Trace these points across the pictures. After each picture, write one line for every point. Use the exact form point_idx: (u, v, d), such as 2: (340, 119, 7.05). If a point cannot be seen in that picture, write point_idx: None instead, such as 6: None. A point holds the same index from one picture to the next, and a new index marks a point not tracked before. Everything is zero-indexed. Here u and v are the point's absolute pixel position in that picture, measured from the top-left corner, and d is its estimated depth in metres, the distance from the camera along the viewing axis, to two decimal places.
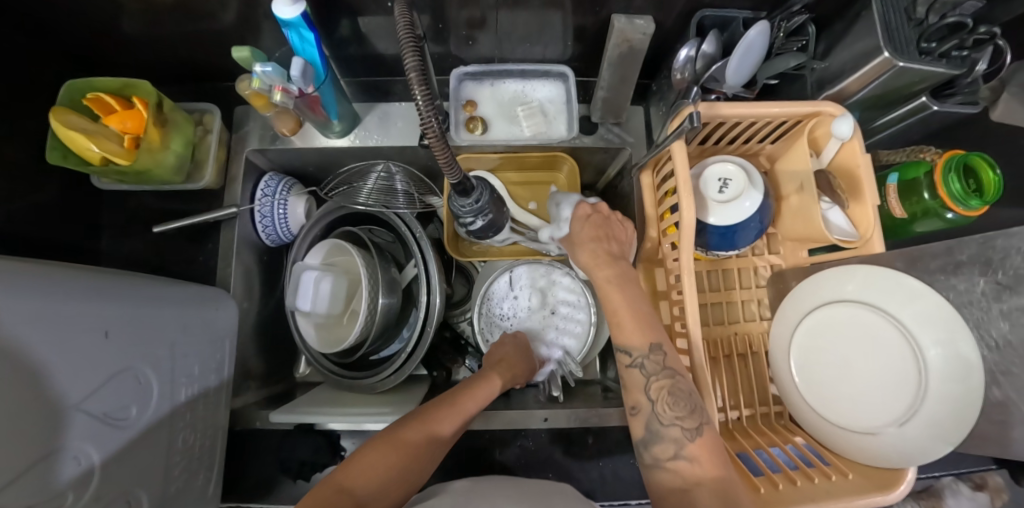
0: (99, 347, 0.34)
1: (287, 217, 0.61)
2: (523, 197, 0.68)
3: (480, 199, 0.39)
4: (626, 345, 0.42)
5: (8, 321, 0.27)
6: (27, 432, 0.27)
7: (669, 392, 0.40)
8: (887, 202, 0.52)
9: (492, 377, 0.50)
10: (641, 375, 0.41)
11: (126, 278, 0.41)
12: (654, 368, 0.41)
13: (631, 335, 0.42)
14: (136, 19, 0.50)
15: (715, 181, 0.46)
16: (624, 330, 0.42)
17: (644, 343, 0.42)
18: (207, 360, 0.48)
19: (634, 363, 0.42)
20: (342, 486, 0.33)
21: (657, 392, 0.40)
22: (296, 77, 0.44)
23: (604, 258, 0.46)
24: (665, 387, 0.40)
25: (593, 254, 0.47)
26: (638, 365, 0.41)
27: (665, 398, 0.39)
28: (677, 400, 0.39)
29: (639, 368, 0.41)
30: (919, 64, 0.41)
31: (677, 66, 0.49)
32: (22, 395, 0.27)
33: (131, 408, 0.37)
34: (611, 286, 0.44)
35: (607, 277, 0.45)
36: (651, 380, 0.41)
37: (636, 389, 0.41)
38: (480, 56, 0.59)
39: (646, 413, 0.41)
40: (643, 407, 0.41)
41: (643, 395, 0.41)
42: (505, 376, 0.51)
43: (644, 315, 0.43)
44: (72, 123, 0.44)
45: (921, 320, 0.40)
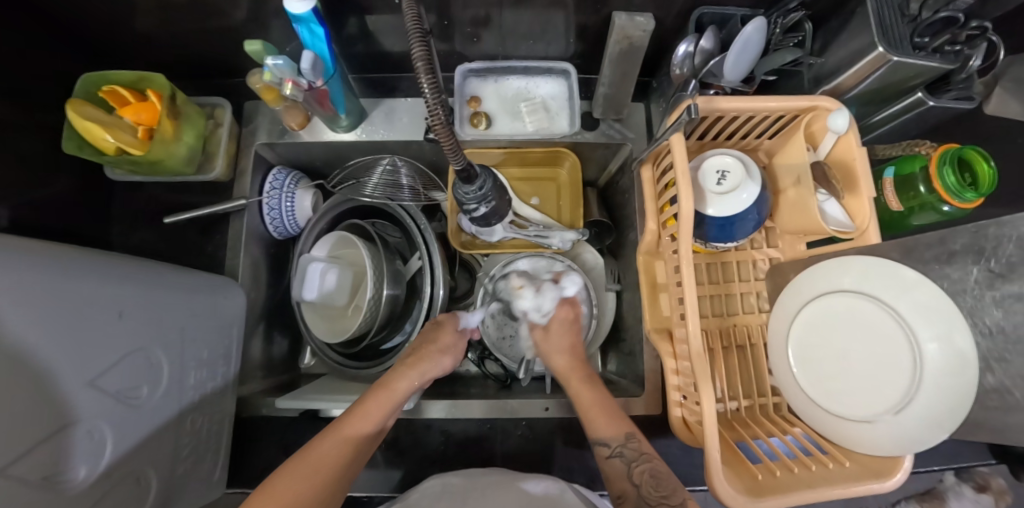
0: (113, 327, 0.35)
1: (294, 210, 0.63)
2: (526, 193, 0.69)
3: (483, 187, 0.40)
4: (605, 437, 0.44)
5: (27, 297, 0.28)
6: (40, 404, 0.28)
7: (650, 476, 0.40)
8: (884, 195, 0.53)
9: (399, 382, 0.47)
10: (623, 464, 0.42)
11: (138, 263, 0.42)
12: (632, 455, 0.42)
13: (604, 427, 0.45)
14: (151, 15, 0.52)
15: (713, 173, 0.47)
16: (596, 421, 0.45)
17: (617, 433, 0.44)
18: (215, 346, 0.49)
19: (614, 453, 0.43)
20: None
21: (640, 476, 0.41)
22: (306, 70, 0.45)
23: (569, 366, 0.53)
24: (645, 471, 0.41)
25: (564, 361, 0.54)
26: (617, 455, 0.43)
27: (648, 481, 0.40)
28: (659, 481, 0.40)
29: (618, 458, 0.42)
30: (914, 57, 0.42)
31: (677, 61, 0.50)
32: (39, 368, 0.28)
33: (142, 387, 0.38)
34: (583, 386, 0.50)
35: (581, 379, 0.51)
36: (632, 467, 0.41)
37: (619, 478, 0.42)
38: (484, 53, 0.60)
39: (631, 499, 0.40)
40: (628, 495, 0.40)
41: (627, 483, 0.41)
42: (416, 374, 0.48)
43: (615, 414, 0.46)
44: (88, 114, 0.46)
45: (918, 310, 0.40)
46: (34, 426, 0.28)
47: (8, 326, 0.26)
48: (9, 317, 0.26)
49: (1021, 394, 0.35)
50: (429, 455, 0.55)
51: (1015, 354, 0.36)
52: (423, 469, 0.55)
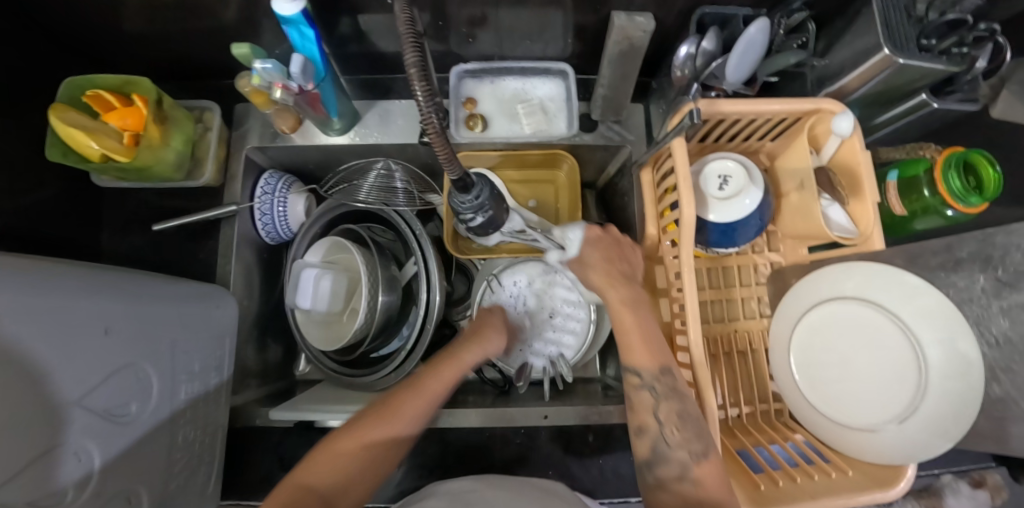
0: (99, 344, 0.34)
1: (286, 214, 0.61)
2: (523, 195, 0.67)
3: (481, 196, 0.38)
4: (639, 365, 0.43)
5: (13, 316, 0.27)
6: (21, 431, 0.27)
7: (678, 415, 0.40)
8: (887, 198, 0.52)
9: (466, 354, 0.49)
10: (651, 397, 0.41)
11: (126, 275, 0.41)
12: (664, 389, 0.41)
13: (643, 357, 0.43)
14: (136, 16, 0.50)
15: (715, 178, 0.46)
16: (635, 351, 0.43)
17: (654, 364, 0.42)
18: (207, 357, 0.48)
19: (644, 385, 0.42)
20: (303, 484, 0.33)
21: (667, 414, 0.40)
22: (296, 73, 0.44)
23: (609, 281, 0.47)
24: (673, 411, 0.40)
25: (603, 277, 0.48)
26: (648, 387, 0.42)
27: (673, 420, 0.40)
28: (685, 421, 0.39)
29: (648, 390, 0.42)
30: (919, 60, 0.42)
31: (678, 63, 0.48)
32: (23, 391, 0.27)
33: (131, 404, 0.37)
34: (625, 307, 0.45)
35: (623, 299, 0.46)
36: (660, 401, 0.41)
37: (643, 410, 0.42)
38: (481, 53, 0.59)
39: (652, 433, 0.41)
40: (649, 428, 0.41)
41: (650, 416, 0.41)
42: (478, 353, 0.50)
43: (659, 347, 0.43)
44: (73, 120, 0.45)
45: (920, 316, 0.40)
46: (16, 454, 0.27)
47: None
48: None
49: None
50: (427, 464, 0.55)
51: (1020, 364, 0.35)
52: (421, 479, 0.54)
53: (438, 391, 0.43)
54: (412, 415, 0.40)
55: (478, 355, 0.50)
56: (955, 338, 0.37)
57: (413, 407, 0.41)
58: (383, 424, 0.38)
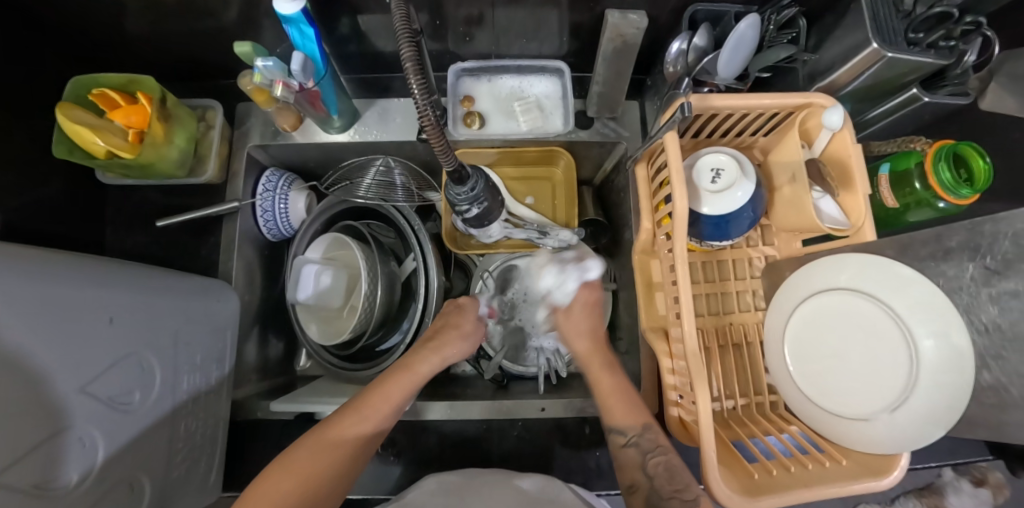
0: (103, 333, 0.35)
1: (288, 211, 0.62)
2: (521, 192, 0.68)
3: (476, 188, 0.38)
4: (623, 425, 0.45)
5: (20, 302, 0.28)
6: (26, 413, 0.28)
7: (664, 468, 0.42)
8: (880, 191, 0.52)
9: (421, 363, 0.48)
10: (638, 454, 0.43)
11: (130, 268, 0.42)
12: (649, 447, 0.44)
13: (622, 417, 0.46)
14: (140, 16, 0.52)
15: (708, 171, 0.47)
16: (615, 415, 0.46)
17: (635, 423, 0.45)
18: (209, 350, 0.49)
19: (630, 443, 0.44)
20: None
21: (655, 468, 0.42)
22: (297, 71, 0.45)
23: (590, 351, 0.53)
24: (660, 463, 0.42)
25: (586, 345, 0.54)
26: (633, 445, 0.44)
27: (663, 473, 0.41)
28: (672, 475, 0.41)
29: (634, 448, 0.44)
30: (907, 54, 0.42)
31: (670, 58, 0.50)
32: (29, 376, 0.28)
33: (134, 393, 0.38)
34: (603, 371, 0.51)
35: (601, 365, 0.52)
36: (647, 457, 0.43)
37: (632, 468, 0.43)
38: (478, 52, 0.60)
39: (643, 490, 0.41)
40: (640, 485, 0.42)
41: (639, 473, 0.42)
42: (434, 359, 0.50)
43: (637, 406, 0.47)
44: (78, 117, 0.46)
45: (917, 309, 0.40)
46: (23, 436, 0.27)
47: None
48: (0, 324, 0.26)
49: (1018, 391, 0.35)
50: (425, 456, 0.55)
51: (1011, 351, 0.36)
52: (420, 471, 0.54)
53: (402, 394, 0.45)
54: (382, 416, 0.43)
55: (434, 362, 0.49)
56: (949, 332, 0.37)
57: (383, 410, 0.43)
58: (351, 427, 0.41)
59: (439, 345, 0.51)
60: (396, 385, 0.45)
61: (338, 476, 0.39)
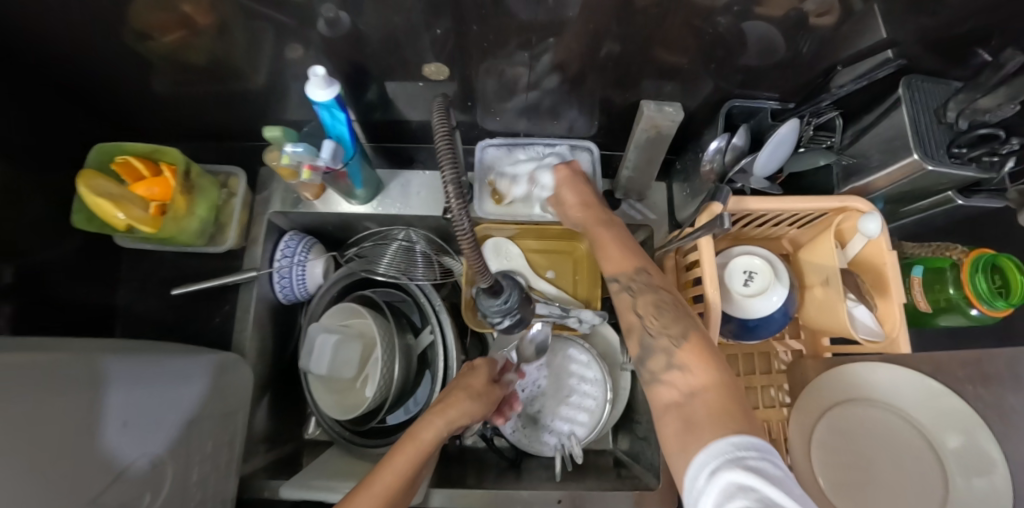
0: (113, 437, 0.34)
1: (305, 277, 0.61)
2: (541, 265, 0.64)
3: (509, 300, 0.37)
4: (615, 273, 0.43)
5: (24, 415, 0.28)
6: None
7: (655, 307, 0.40)
8: (912, 294, 0.51)
9: (424, 430, 0.42)
10: (628, 297, 0.42)
11: (151, 358, 0.42)
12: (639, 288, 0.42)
13: (614, 262, 0.44)
14: (169, 79, 0.52)
15: (740, 273, 0.46)
16: (610, 259, 0.44)
17: (627, 268, 0.43)
18: (220, 434, 0.47)
19: (623, 288, 0.43)
20: None
21: (644, 307, 0.40)
22: (326, 158, 0.44)
23: (591, 216, 0.48)
24: (652, 302, 0.40)
25: (575, 199, 0.49)
26: (626, 289, 0.42)
27: (651, 311, 0.39)
28: (662, 311, 0.39)
29: (626, 291, 0.42)
30: (949, 168, 0.42)
31: (707, 156, 0.48)
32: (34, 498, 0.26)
33: (145, 495, 0.36)
34: (599, 226, 0.47)
35: (595, 218, 0.47)
36: (637, 297, 0.41)
37: (626, 311, 0.42)
38: (505, 127, 0.60)
39: (637, 330, 0.40)
40: (635, 326, 0.41)
41: (633, 315, 0.41)
42: (440, 419, 0.44)
43: (636, 250, 0.44)
44: (100, 188, 0.45)
45: (940, 422, 0.42)
46: None
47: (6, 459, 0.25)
48: (7, 443, 0.25)
49: None
50: None
51: None
52: None
53: (409, 465, 0.39)
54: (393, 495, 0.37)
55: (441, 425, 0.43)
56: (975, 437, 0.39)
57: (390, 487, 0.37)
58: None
59: (448, 406, 0.45)
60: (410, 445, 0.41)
61: None
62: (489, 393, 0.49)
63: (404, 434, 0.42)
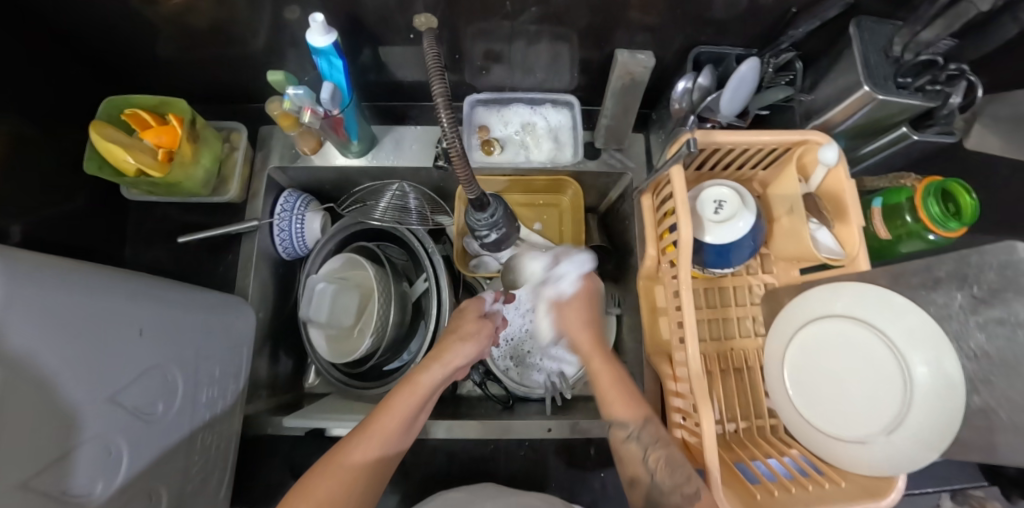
0: (134, 344, 0.36)
1: (303, 232, 0.64)
2: (529, 217, 0.71)
3: (495, 214, 0.41)
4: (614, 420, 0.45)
5: (58, 317, 0.29)
6: (53, 425, 0.28)
7: (666, 462, 0.41)
8: (873, 224, 0.55)
9: (422, 376, 0.44)
10: (638, 448, 0.43)
11: (163, 283, 0.44)
12: (649, 440, 0.43)
13: (623, 410, 0.45)
14: (172, 42, 0.54)
15: (710, 203, 0.50)
16: (616, 405, 0.45)
17: (636, 416, 0.44)
18: (227, 364, 0.50)
19: (631, 437, 0.44)
20: None
21: (656, 463, 0.41)
22: (326, 100, 0.48)
23: (591, 344, 0.50)
24: (663, 457, 0.41)
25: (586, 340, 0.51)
26: (635, 438, 0.43)
27: (664, 467, 0.41)
28: (675, 467, 0.40)
29: (635, 442, 0.43)
30: (897, 97, 0.46)
31: (676, 96, 0.54)
32: (54, 386, 0.28)
33: (158, 403, 0.39)
34: (604, 373, 0.48)
35: (603, 361, 0.49)
36: (648, 451, 0.42)
37: (634, 462, 0.43)
38: (492, 84, 0.63)
39: (644, 485, 0.41)
40: (643, 480, 0.42)
41: (642, 468, 0.42)
42: (441, 368, 0.45)
43: (636, 399, 0.46)
44: (110, 136, 0.48)
45: (909, 336, 0.42)
46: (46, 446, 0.27)
47: (33, 347, 0.27)
48: (37, 334, 0.27)
49: (1007, 414, 0.37)
50: (434, 475, 0.56)
51: (1000, 377, 0.38)
52: (427, 490, 0.55)
53: (407, 413, 0.42)
54: (388, 439, 0.41)
55: (441, 373, 0.45)
56: (941, 361, 0.40)
57: (388, 433, 0.41)
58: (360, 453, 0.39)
59: (442, 354, 0.46)
60: (405, 396, 0.43)
61: None
62: (482, 331, 0.50)
63: (403, 379, 0.44)
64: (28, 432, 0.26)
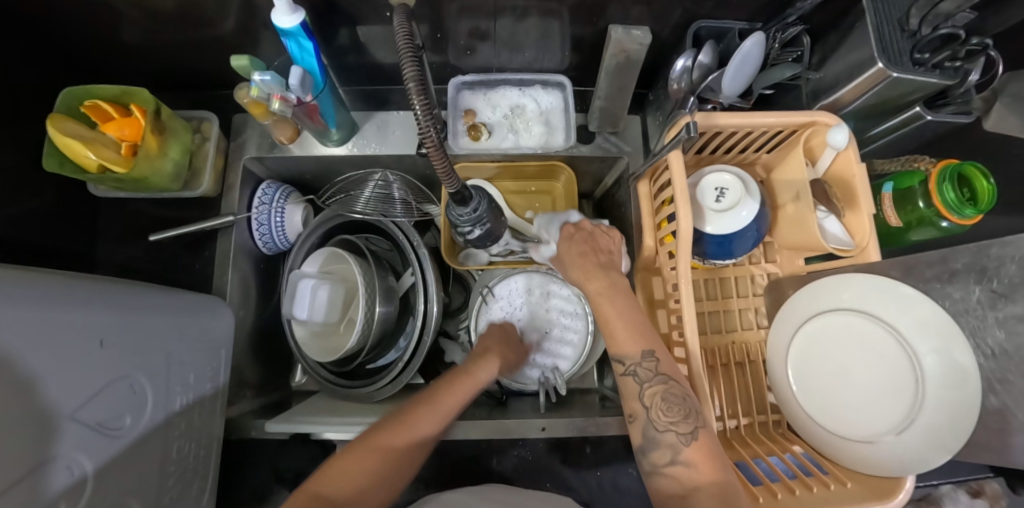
0: (95, 356, 0.34)
1: (283, 224, 0.61)
2: (520, 206, 0.69)
3: (478, 208, 0.39)
4: (620, 354, 0.42)
5: (4, 333, 0.27)
6: (17, 446, 0.26)
7: (662, 397, 0.39)
8: (883, 210, 0.52)
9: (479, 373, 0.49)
10: (636, 384, 0.41)
11: (129, 287, 0.41)
12: (648, 375, 0.41)
13: (622, 342, 0.42)
14: (134, 26, 0.51)
15: (712, 190, 0.47)
16: (617, 338, 0.42)
17: (637, 349, 0.41)
18: (203, 369, 0.48)
19: (628, 371, 0.41)
20: (316, 492, 0.33)
21: (652, 399, 0.40)
22: (295, 86, 0.44)
23: (587, 274, 0.47)
24: (658, 393, 0.39)
25: (579, 269, 0.47)
26: (631, 374, 0.41)
27: (659, 404, 0.39)
28: (671, 404, 0.39)
29: (633, 377, 0.41)
30: (913, 74, 0.42)
31: (675, 75, 0.50)
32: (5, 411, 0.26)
33: (125, 417, 0.37)
34: (603, 298, 0.44)
35: (601, 289, 0.45)
36: (645, 387, 0.40)
37: (631, 398, 0.41)
38: (479, 65, 0.59)
39: (642, 420, 0.40)
40: (639, 415, 0.41)
41: (638, 404, 0.41)
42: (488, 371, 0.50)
43: (639, 326, 0.43)
44: (69, 130, 0.44)
45: (917, 326, 0.40)
46: (15, 463, 0.26)
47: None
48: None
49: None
50: (425, 476, 0.55)
51: (1017, 376, 0.35)
52: (417, 491, 0.54)
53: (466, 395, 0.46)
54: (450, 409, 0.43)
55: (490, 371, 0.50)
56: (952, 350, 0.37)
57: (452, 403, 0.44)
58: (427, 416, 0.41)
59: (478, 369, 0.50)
60: (453, 397, 0.45)
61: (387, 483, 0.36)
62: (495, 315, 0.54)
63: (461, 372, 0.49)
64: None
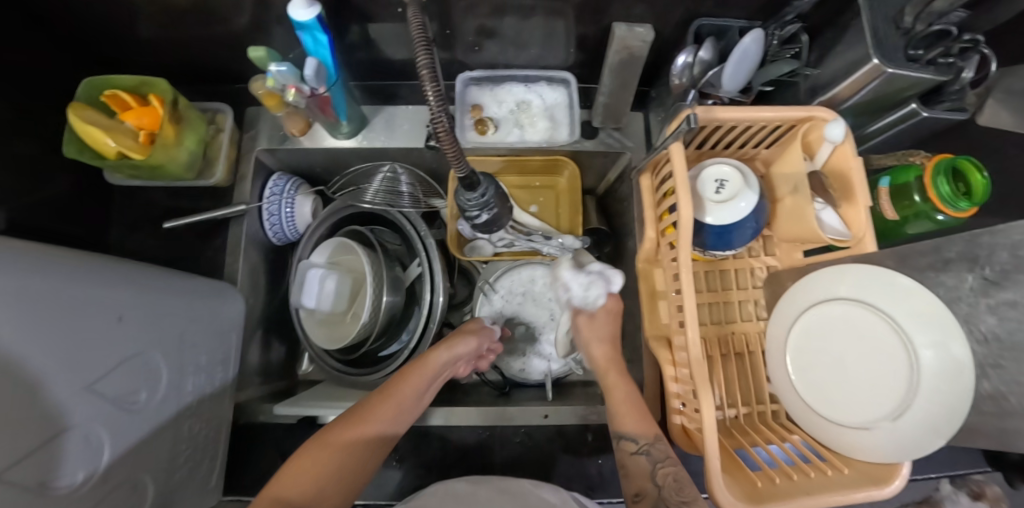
0: (113, 331, 0.35)
1: (294, 215, 0.62)
2: (525, 200, 0.70)
3: (485, 194, 0.40)
4: (636, 434, 0.46)
5: (30, 303, 0.28)
6: (31, 413, 0.27)
7: (673, 478, 0.42)
8: (880, 204, 0.53)
9: (431, 356, 0.51)
10: (648, 463, 0.44)
11: (146, 269, 0.43)
12: (659, 456, 0.44)
13: (632, 425, 0.46)
14: (152, 20, 0.52)
15: (711, 182, 0.48)
16: (626, 419, 0.47)
17: (646, 432, 0.46)
18: (214, 351, 0.49)
19: (640, 450, 0.45)
20: (278, 497, 0.35)
21: (664, 478, 0.42)
22: (310, 76, 0.46)
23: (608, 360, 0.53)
24: (670, 474, 0.42)
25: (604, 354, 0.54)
26: (644, 453, 0.44)
27: (671, 484, 0.42)
28: (682, 485, 0.41)
29: (645, 456, 0.44)
30: (907, 70, 0.43)
31: (676, 71, 0.52)
32: (33, 376, 0.27)
33: (141, 392, 0.38)
34: (617, 381, 0.51)
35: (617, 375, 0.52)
36: (657, 466, 0.43)
37: (640, 476, 0.43)
38: (486, 62, 0.61)
39: (651, 497, 0.41)
40: (648, 493, 0.42)
41: (648, 482, 0.42)
42: (447, 352, 0.51)
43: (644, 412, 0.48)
44: (90, 118, 0.46)
45: (916, 317, 0.39)
46: (28, 433, 0.27)
47: (7, 338, 0.25)
48: (9, 322, 0.26)
49: (1017, 399, 0.36)
50: (428, 463, 0.56)
51: (1010, 361, 0.36)
52: (420, 477, 0.55)
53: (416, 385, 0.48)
54: (399, 404, 0.46)
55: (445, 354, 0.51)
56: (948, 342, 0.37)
57: (400, 398, 0.46)
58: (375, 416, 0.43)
59: (450, 340, 0.52)
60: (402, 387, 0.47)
61: (340, 480, 0.39)
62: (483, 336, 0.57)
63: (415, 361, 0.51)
64: (7, 422, 0.25)
